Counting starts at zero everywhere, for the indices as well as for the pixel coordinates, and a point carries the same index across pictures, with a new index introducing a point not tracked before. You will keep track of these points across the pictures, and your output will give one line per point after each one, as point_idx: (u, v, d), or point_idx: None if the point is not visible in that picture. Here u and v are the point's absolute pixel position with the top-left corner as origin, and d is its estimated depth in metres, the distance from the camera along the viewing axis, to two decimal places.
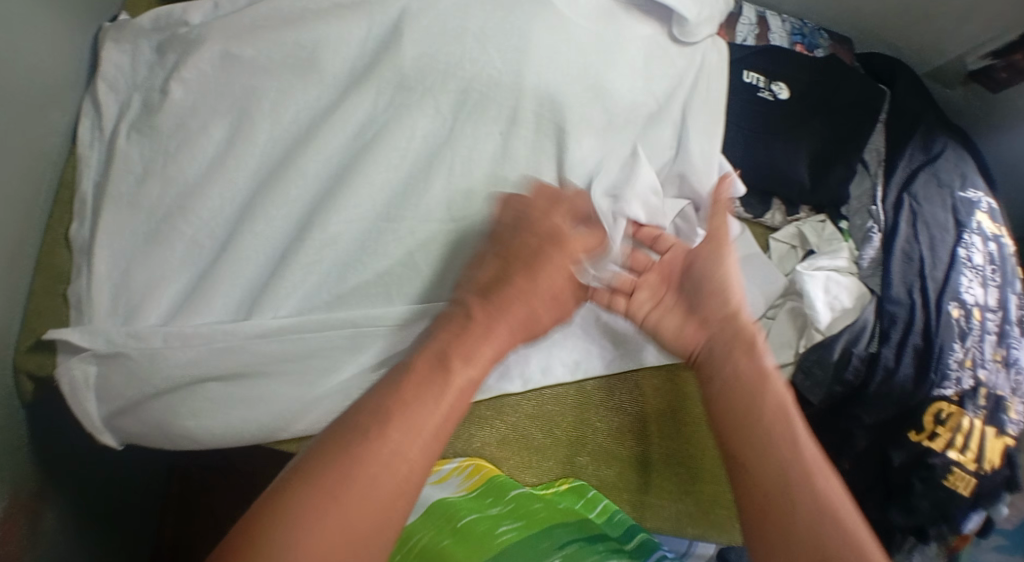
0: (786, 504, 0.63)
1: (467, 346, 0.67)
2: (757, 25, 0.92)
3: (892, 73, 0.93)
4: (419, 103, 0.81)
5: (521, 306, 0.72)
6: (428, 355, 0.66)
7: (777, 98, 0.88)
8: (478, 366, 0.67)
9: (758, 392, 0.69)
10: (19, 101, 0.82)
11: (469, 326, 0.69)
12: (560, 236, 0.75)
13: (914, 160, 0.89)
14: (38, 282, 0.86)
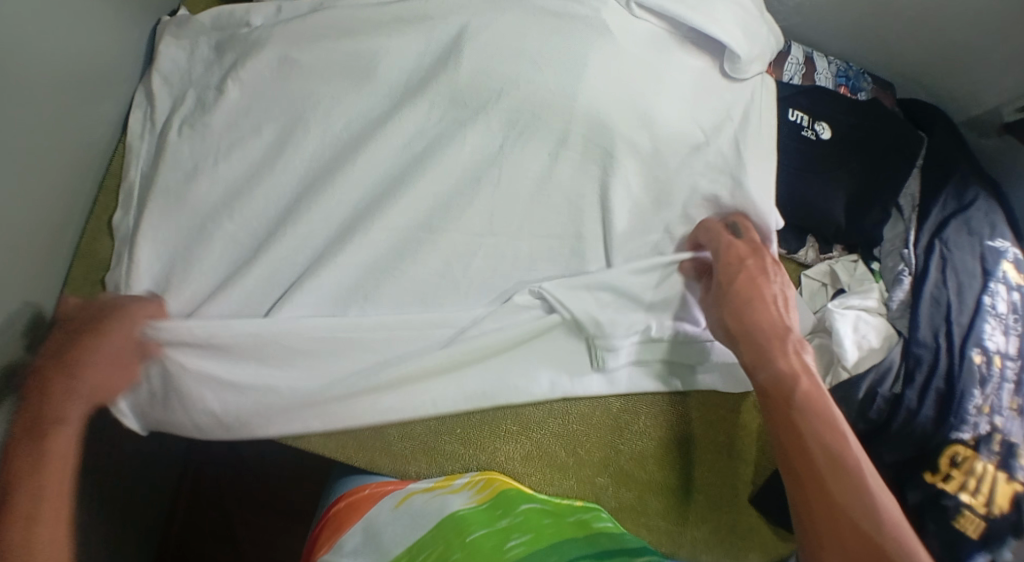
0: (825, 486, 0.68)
1: (54, 409, 0.71)
2: (804, 65, 0.93)
3: (930, 120, 0.95)
4: (472, 121, 0.82)
5: (84, 375, 0.73)
6: (19, 423, 0.70)
7: (819, 138, 0.90)
8: (73, 424, 0.72)
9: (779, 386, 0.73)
10: (72, 90, 0.84)
11: (49, 386, 0.72)
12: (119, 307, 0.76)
13: (946, 208, 0.91)
14: (75, 269, 0.87)
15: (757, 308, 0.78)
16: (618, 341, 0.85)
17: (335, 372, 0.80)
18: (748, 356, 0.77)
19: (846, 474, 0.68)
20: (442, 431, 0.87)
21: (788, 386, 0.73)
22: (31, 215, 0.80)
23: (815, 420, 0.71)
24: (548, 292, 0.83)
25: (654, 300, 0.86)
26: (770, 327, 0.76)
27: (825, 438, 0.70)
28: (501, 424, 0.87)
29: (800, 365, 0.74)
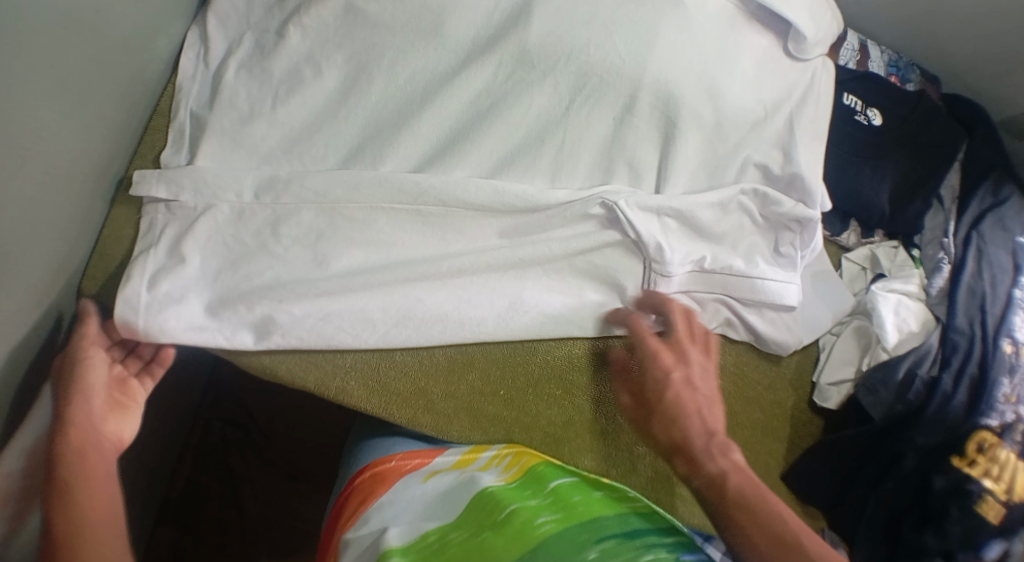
0: None
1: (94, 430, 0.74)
2: (858, 51, 0.95)
3: (974, 118, 0.97)
4: (539, 81, 0.83)
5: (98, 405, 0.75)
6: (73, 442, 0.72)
7: (871, 124, 0.92)
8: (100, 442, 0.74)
9: (715, 492, 0.71)
10: (128, 22, 0.82)
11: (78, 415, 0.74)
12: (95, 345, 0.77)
13: (982, 203, 0.93)
14: (116, 206, 0.86)
15: (683, 420, 0.75)
16: (674, 268, 0.85)
17: (395, 298, 0.83)
18: (680, 464, 0.74)
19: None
20: (485, 392, 0.87)
21: (720, 488, 0.71)
22: (79, 142, 0.79)
23: (753, 524, 0.69)
24: (620, 209, 0.83)
25: (714, 231, 0.86)
26: (696, 435, 0.74)
27: (765, 540, 0.68)
28: (545, 387, 0.88)
29: (732, 466, 0.72)
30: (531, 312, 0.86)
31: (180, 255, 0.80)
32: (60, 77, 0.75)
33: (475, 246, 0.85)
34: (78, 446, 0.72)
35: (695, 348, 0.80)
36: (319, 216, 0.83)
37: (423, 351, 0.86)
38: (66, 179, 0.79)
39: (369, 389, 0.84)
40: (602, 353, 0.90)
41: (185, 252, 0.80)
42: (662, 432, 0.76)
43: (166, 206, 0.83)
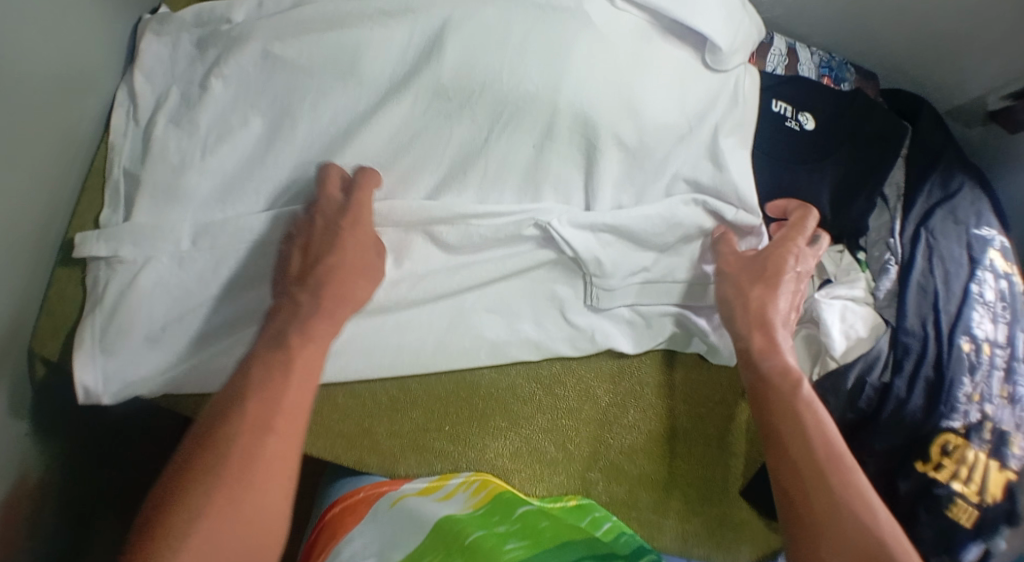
0: (832, 475, 0.73)
1: (306, 320, 0.76)
2: (787, 56, 0.92)
3: (914, 109, 0.95)
4: (458, 113, 0.82)
5: (343, 277, 0.79)
6: (268, 343, 0.74)
7: (803, 129, 0.88)
8: (318, 342, 0.76)
9: (790, 381, 0.79)
10: (55, 88, 0.83)
11: (300, 308, 0.77)
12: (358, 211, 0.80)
13: (932, 196, 0.91)
14: (59, 267, 0.87)
15: (777, 290, 0.83)
16: (616, 282, 0.86)
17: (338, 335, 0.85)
18: (759, 343, 0.82)
19: (846, 469, 0.73)
20: (430, 428, 0.87)
21: (763, 393, 0.79)
22: (14, 210, 0.80)
23: (815, 418, 0.76)
24: (554, 229, 0.83)
25: (654, 241, 0.85)
26: (755, 333, 0.82)
27: (823, 435, 0.75)
28: (489, 420, 0.88)
29: (773, 375, 0.79)
30: (470, 347, 0.87)
31: (127, 310, 0.82)
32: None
33: (416, 275, 0.85)
34: (273, 379, 0.72)
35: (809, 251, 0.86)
36: (260, 261, 0.84)
37: (364, 389, 0.87)
38: (7, 249, 0.80)
39: (316, 434, 0.85)
40: (546, 382, 0.88)
41: (131, 305, 0.82)
42: (756, 295, 0.83)
43: (107, 261, 0.83)
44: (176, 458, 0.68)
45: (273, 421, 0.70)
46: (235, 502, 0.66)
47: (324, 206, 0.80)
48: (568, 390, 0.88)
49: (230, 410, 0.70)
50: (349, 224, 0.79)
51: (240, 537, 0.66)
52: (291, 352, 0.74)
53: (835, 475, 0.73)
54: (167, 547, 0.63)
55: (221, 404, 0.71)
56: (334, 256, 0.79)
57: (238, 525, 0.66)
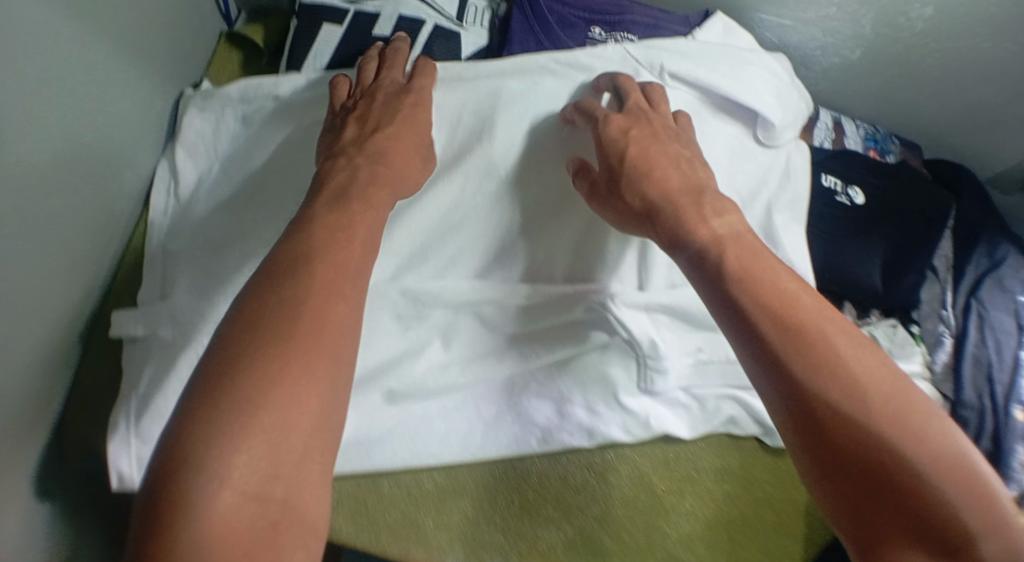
0: (808, 342, 0.60)
1: (363, 187, 0.71)
2: (833, 129, 0.93)
3: (957, 180, 0.94)
4: (509, 194, 0.81)
5: (397, 133, 0.76)
6: (287, 252, 0.64)
7: (853, 203, 0.88)
8: (374, 205, 0.70)
9: (726, 255, 0.66)
10: (98, 161, 0.79)
11: (359, 174, 0.72)
12: (408, 91, 0.79)
13: (978, 267, 0.90)
14: (91, 345, 0.82)
15: (658, 173, 0.72)
16: (669, 362, 0.82)
17: (382, 421, 0.82)
18: (665, 230, 0.70)
19: (815, 340, 0.60)
20: (479, 521, 0.83)
21: (717, 255, 0.66)
22: (50, 296, 0.75)
23: (764, 295, 0.62)
24: (611, 308, 0.80)
25: (707, 321, 0.84)
26: (684, 202, 0.70)
27: (785, 310, 0.62)
28: (541, 510, 0.84)
29: (730, 231, 0.68)
30: (520, 436, 0.83)
31: (163, 394, 0.75)
32: (27, 237, 0.71)
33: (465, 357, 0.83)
34: (306, 262, 0.63)
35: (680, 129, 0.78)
36: None
37: (410, 479, 0.84)
38: (42, 328, 0.75)
39: (358, 526, 0.82)
40: (597, 469, 0.85)
41: (167, 389, 0.75)
42: (663, 197, 0.71)
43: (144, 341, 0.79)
44: (195, 379, 0.57)
45: (338, 284, 0.63)
46: (274, 387, 0.57)
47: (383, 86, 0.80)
48: (621, 477, 0.85)
49: (307, 232, 0.66)
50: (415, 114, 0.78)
51: (295, 422, 0.56)
52: (350, 223, 0.67)
53: (809, 347, 0.60)
54: (227, 426, 0.54)
55: (280, 263, 0.63)
56: (390, 131, 0.76)
57: (297, 373, 0.58)
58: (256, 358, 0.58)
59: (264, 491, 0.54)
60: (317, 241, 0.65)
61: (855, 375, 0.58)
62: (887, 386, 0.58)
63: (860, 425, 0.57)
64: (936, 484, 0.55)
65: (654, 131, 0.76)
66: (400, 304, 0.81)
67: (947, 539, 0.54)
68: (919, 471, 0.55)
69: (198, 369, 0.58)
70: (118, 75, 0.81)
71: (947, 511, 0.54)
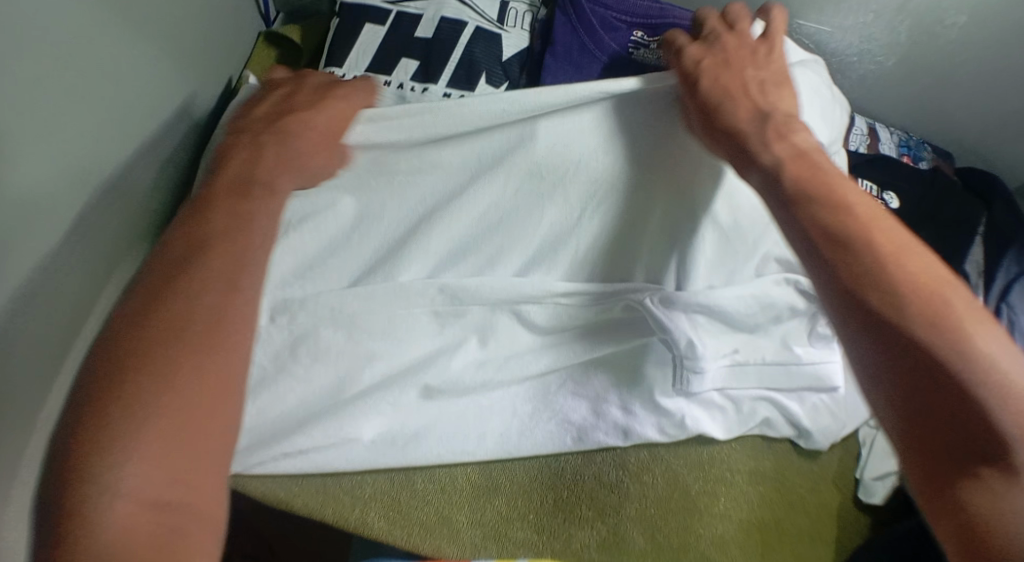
0: (858, 249, 0.59)
1: (263, 175, 0.70)
2: (867, 135, 0.93)
3: (990, 189, 0.95)
4: (551, 196, 0.79)
5: (286, 121, 0.74)
6: (181, 246, 0.63)
7: (889, 206, 0.90)
8: (278, 196, 0.69)
9: (793, 166, 0.66)
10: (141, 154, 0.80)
11: (261, 158, 0.71)
12: (326, 86, 0.78)
13: (1010, 272, 0.90)
14: None
15: (733, 100, 0.71)
16: (707, 365, 0.80)
17: (415, 417, 0.82)
18: (737, 150, 0.69)
19: (864, 247, 0.59)
20: (513, 517, 0.84)
21: (778, 174, 0.65)
22: (84, 286, 0.75)
23: (819, 202, 0.62)
24: (647, 308, 0.79)
25: (744, 322, 0.82)
26: (747, 121, 0.69)
27: (840, 215, 0.61)
28: (575, 509, 0.84)
29: (796, 151, 0.67)
30: (559, 434, 0.84)
31: None
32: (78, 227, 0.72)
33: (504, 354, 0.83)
34: (198, 250, 0.63)
35: (759, 55, 0.75)
36: (340, 340, 0.79)
37: (444, 474, 0.85)
38: None
39: (391, 520, 0.83)
40: (633, 469, 0.85)
41: None
42: (739, 119, 0.70)
43: None
44: (76, 390, 0.56)
45: (234, 270, 0.62)
46: (159, 385, 0.55)
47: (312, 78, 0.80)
48: (656, 478, 0.86)
49: (205, 216, 0.66)
50: (326, 96, 0.77)
51: (181, 424, 0.55)
52: (252, 209, 0.67)
53: (859, 252, 0.59)
54: (112, 428, 0.53)
55: (176, 248, 0.63)
56: (307, 115, 0.75)
57: (186, 365, 0.57)
58: (143, 358, 0.56)
59: (156, 496, 0.52)
60: (212, 233, 0.64)
61: (900, 280, 0.57)
62: (947, 297, 0.57)
63: (902, 329, 0.55)
64: (988, 400, 0.53)
65: (737, 59, 0.74)
66: (440, 301, 0.81)
67: (992, 462, 0.52)
68: (953, 375, 0.54)
69: (81, 379, 0.56)
70: (166, 70, 0.82)
71: (1000, 427, 0.52)
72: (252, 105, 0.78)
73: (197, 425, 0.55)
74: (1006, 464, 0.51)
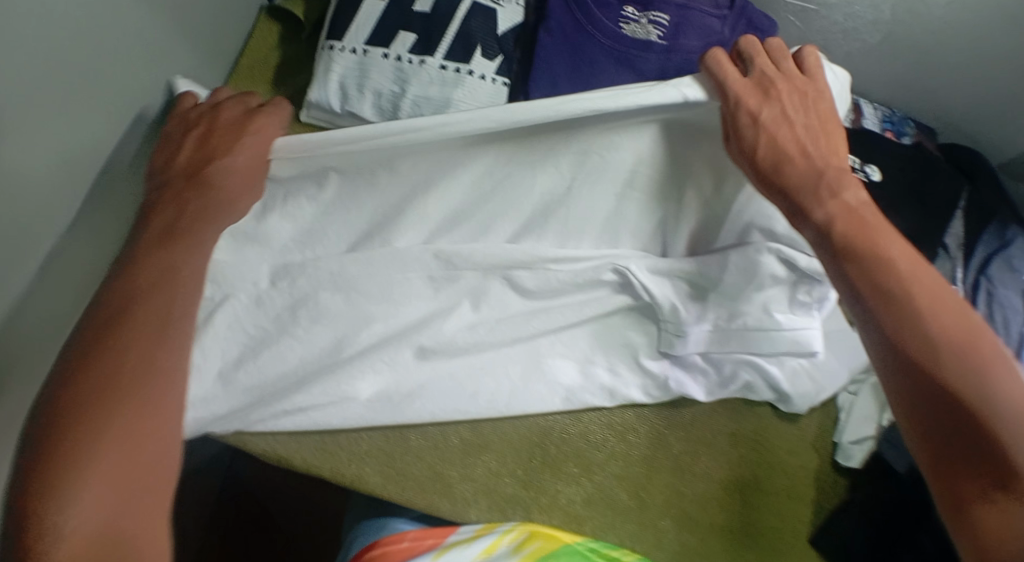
0: (908, 322, 0.65)
1: (189, 224, 0.71)
2: (852, 110, 0.97)
3: (972, 165, 0.97)
4: (540, 166, 0.79)
5: (209, 163, 0.72)
6: (107, 307, 0.67)
7: (870, 179, 0.91)
8: (202, 248, 0.71)
9: (846, 236, 0.68)
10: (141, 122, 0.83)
11: (184, 208, 0.71)
12: (242, 122, 0.73)
13: (988, 246, 0.93)
14: None
15: (792, 160, 0.70)
16: (690, 327, 0.85)
17: (413, 376, 0.86)
18: (799, 197, 0.69)
19: (919, 320, 0.65)
20: (503, 474, 0.87)
21: (831, 237, 0.68)
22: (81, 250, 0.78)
23: (863, 268, 0.67)
24: (633, 272, 0.85)
25: (727, 286, 0.83)
26: (805, 180, 0.69)
27: (885, 284, 0.66)
28: (563, 467, 0.88)
29: (845, 208, 0.69)
30: (549, 393, 0.87)
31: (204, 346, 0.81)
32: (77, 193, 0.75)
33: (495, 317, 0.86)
34: (126, 307, 0.67)
35: (802, 95, 0.71)
36: (342, 301, 0.83)
37: (436, 432, 0.88)
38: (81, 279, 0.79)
39: (386, 476, 0.85)
40: (619, 429, 0.89)
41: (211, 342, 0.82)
42: (795, 176, 0.69)
43: None
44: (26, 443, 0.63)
45: (163, 322, 0.67)
46: (96, 444, 0.62)
47: (228, 107, 0.74)
48: (640, 439, 0.89)
49: (132, 278, 0.68)
50: (245, 130, 0.73)
51: (123, 478, 0.62)
52: (175, 262, 0.69)
53: (901, 326, 0.65)
54: (58, 479, 0.60)
55: (106, 310, 0.67)
56: (227, 160, 0.72)
57: (123, 427, 0.63)
58: (80, 420, 0.62)
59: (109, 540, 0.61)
60: (140, 289, 0.68)
61: (937, 351, 0.64)
62: (986, 371, 0.64)
63: (945, 400, 0.63)
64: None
65: (787, 112, 0.70)
66: (434, 266, 0.84)
67: (1011, 492, 0.61)
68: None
69: (32, 434, 0.63)
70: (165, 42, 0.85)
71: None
72: (168, 142, 0.74)
73: (146, 479, 0.63)
74: (1015, 491, 0.61)
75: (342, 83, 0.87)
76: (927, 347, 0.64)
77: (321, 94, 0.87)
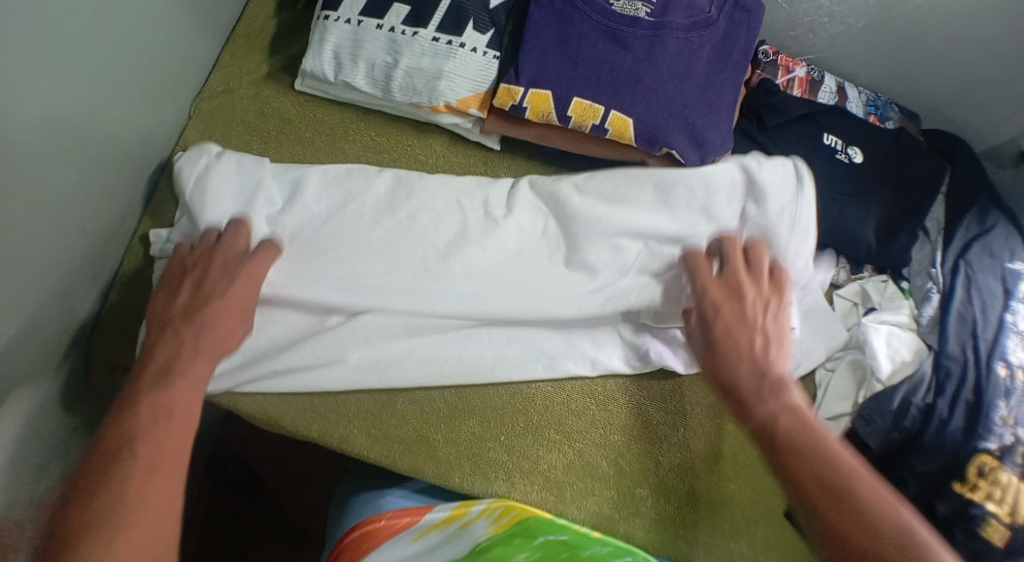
0: (839, 505, 0.68)
1: (203, 339, 0.77)
2: (836, 93, 1.00)
3: (955, 150, 1.00)
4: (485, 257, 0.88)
5: (210, 311, 0.78)
6: (116, 430, 0.70)
7: (852, 161, 0.95)
8: (203, 369, 0.76)
9: (785, 419, 0.74)
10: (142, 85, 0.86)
11: (185, 345, 0.76)
12: (241, 264, 0.81)
13: (968, 232, 0.94)
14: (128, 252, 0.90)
15: (737, 365, 0.78)
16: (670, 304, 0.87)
17: (397, 340, 0.88)
18: (736, 405, 0.78)
19: (853, 516, 0.67)
20: (485, 438, 0.88)
21: (772, 431, 0.74)
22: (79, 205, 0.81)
23: (805, 465, 0.71)
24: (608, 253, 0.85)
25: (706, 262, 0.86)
26: (746, 378, 0.78)
27: (824, 489, 0.69)
28: (545, 432, 0.90)
29: (785, 409, 0.75)
30: (531, 359, 0.89)
31: None
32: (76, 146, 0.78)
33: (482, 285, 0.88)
34: (129, 422, 0.71)
35: (768, 313, 0.81)
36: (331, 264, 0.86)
37: (421, 397, 0.89)
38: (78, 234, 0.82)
39: (372, 439, 0.87)
40: (600, 398, 0.91)
41: None
42: (733, 371, 0.78)
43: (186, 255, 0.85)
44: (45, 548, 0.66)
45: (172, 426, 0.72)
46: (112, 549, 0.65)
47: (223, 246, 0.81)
48: (620, 408, 0.91)
49: (124, 419, 0.71)
50: (239, 277, 0.80)
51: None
52: (176, 388, 0.74)
53: (830, 509, 0.68)
54: None
55: (108, 446, 0.70)
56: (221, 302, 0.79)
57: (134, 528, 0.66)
58: (98, 523, 0.66)
59: None
60: (140, 398, 0.72)
61: (861, 508, 0.67)
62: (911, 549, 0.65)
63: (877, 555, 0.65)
64: None
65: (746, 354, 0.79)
66: None
67: None
68: None
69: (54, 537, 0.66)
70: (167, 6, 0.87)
71: None
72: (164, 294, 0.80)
73: None
74: None
75: (337, 53, 0.89)
76: (874, 541, 0.65)
77: (315, 64, 0.89)
